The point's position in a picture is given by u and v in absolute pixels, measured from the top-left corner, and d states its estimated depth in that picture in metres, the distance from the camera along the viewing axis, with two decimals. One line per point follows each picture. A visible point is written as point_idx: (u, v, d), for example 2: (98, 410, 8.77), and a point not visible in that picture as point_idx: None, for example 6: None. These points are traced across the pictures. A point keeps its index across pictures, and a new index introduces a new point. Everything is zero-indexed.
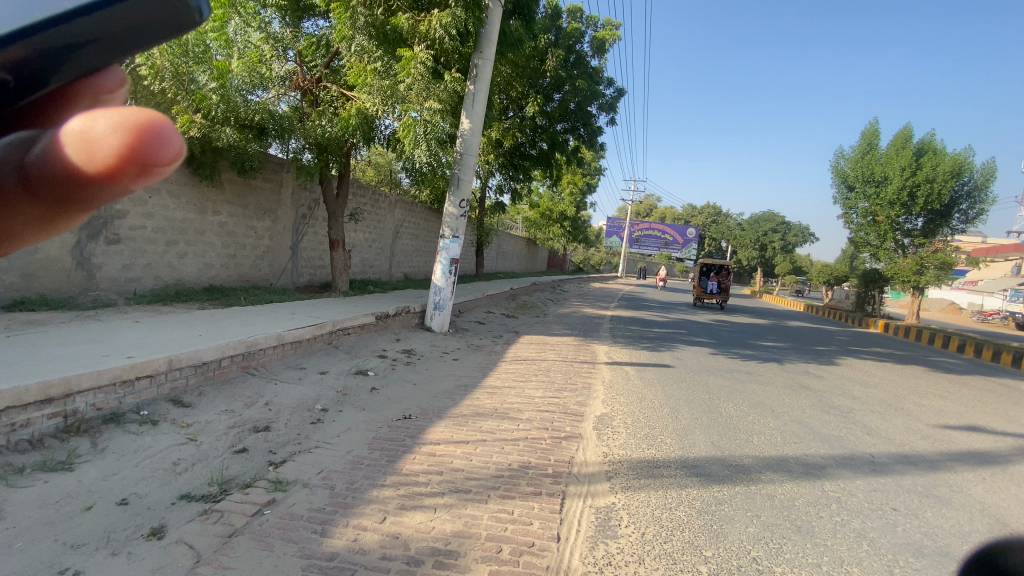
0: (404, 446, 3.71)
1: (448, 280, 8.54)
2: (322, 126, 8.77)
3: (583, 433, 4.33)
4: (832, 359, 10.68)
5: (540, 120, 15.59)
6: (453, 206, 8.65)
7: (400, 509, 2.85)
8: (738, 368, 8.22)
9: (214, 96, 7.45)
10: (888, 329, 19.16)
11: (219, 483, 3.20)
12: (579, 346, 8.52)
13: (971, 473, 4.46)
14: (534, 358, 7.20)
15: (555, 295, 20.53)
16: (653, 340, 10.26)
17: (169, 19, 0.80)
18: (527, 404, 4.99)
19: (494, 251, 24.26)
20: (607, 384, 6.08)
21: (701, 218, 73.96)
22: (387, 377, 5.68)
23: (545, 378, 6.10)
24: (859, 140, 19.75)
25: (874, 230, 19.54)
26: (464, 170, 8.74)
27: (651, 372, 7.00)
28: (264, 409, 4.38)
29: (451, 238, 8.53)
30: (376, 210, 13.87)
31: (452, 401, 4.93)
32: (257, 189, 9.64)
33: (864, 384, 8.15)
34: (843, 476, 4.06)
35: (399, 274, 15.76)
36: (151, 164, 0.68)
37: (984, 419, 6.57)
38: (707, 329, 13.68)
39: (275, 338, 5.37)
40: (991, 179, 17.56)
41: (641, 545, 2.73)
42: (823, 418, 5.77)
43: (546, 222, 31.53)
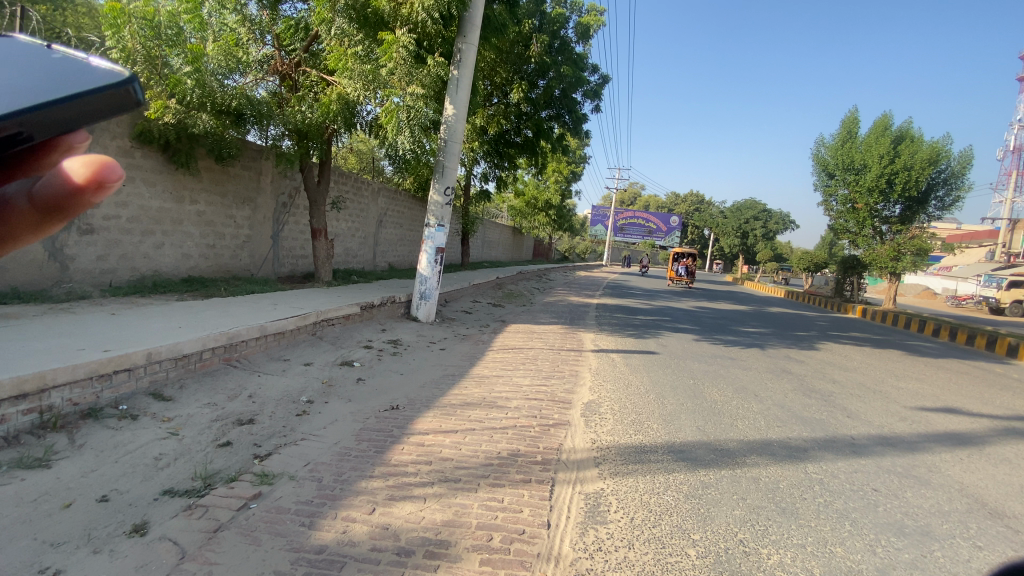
0: (392, 436, 3.68)
1: (434, 269, 8.47)
2: (302, 112, 8.60)
3: (571, 420, 4.35)
4: (812, 344, 10.91)
5: (524, 107, 15.47)
6: (438, 194, 8.53)
7: (388, 500, 2.83)
8: (722, 354, 8.34)
9: (189, 81, 7.26)
10: (867, 315, 19.61)
11: (203, 478, 3.14)
12: (566, 334, 8.55)
13: (948, 453, 4.59)
14: (521, 346, 7.21)
15: (540, 284, 20.55)
16: (639, 327, 10.35)
17: (119, 101, 0.90)
18: (515, 392, 5.00)
19: (480, 240, 24.14)
20: (594, 372, 6.11)
21: (684, 206, 74.59)
22: (373, 368, 5.62)
23: (533, 367, 6.11)
24: (839, 128, 20.01)
25: (853, 217, 19.91)
26: (448, 157, 8.56)
27: (638, 359, 7.05)
28: (247, 401, 4.31)
29: (436, 227, 8.43)
30: (359, 198, 13.67)
31: (440, 390, 4.91)
32: (236, 177, 9.40)
33: (843, 368, 8.35)
34: (825, 458, 4.15)
35: (383, 264, 15.59)
36: (104, 185, 0.84)
37: (959, 401, 6.79)
38: (692, 316, 13.84)
39: (257, 330, 5.27)
40: (966, 167, 17.97)
41: (630, 529, 2.75)
42: (805, 402, 5.88)
43: (531, 211, 31.50)
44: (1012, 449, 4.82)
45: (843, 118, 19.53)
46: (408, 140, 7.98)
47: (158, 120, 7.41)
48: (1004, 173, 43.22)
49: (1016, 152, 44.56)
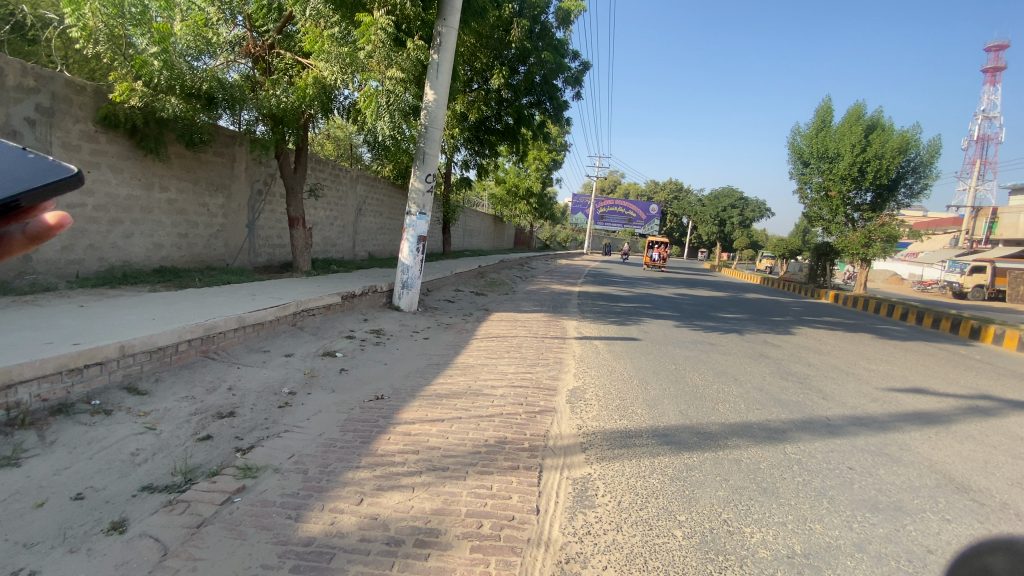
0: (378, 426, 3.64)
1: (416, 258, 8.37)
2: (277, 96, 8.34)
3: (557, 407, 4.36)
4: (788, 329, 11.21)
5: (505, 93, 15.34)
6: (419, 181, 8.38)
7: (377, 490, 2.81)
8: (702, 340, 8.50)
9: (156, 62, 6.96)
10: (839, 300, 20.18)
11: (183, 472, 3.07)
12: (549, 322, 8.58)
13: (917, 432, 4.78)
14: (505, 335, 7.21)
15: (522, 272, 20.54)
16: (620, 315, 10.45)
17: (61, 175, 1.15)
18: (501, 380, 5.02)
19: (461, 229, 23.96)
20: (578, 359, 6.15)
21: (663, 194, 75.41)
22: (357, 358, 5.56)
23: (518, 354, 6.12)
24: (813, 117, 20.36)
25: (826, 205, 20.37)
26: (430, 144, 8.40)
27: (620, 346, 7.12)
28: (227, 394, 4.22)
29: (417, 215, 8.31)
30: (337, 186, 13.41)
31: (425, 379, 4.89)
32: (208, 163, 9.10)
33: (818, 352, 8.60)
34: (803, 439, 4.26)
35: (363, 253, 15.35)
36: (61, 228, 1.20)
37: (927, 381, 7.07)
38: (671, 303, 14.03)
39: (235, 321, 5.14)
40: (934, 156, 18.53)
41: (618, 512, 2.79)
42: (783, 385, 6.03)
43: (512, 199, 31.39)
44: (977, 427, 5.05)
45: (818, 107, 19.88)
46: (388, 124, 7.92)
47: (123, 103, 7.10)
48: (969, 162, 44.72)
49: (981, 142, 46.10)
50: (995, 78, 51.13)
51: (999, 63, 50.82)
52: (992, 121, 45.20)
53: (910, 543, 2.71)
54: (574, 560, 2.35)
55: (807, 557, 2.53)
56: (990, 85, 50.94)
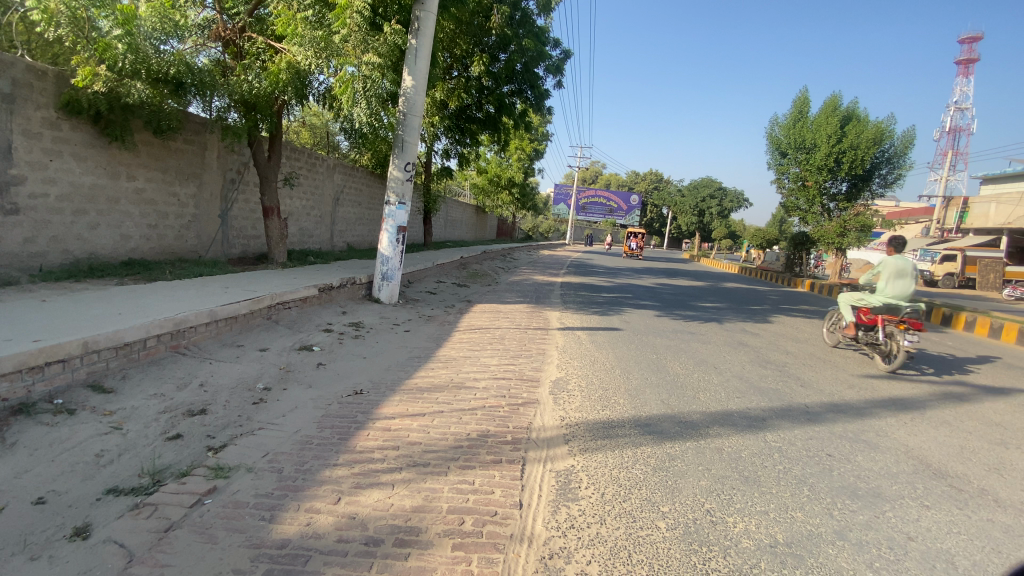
0: (356, 422, 3.55)
1: (395, 249, 8.21)
2: (249, 81, 8.10)
3: (540, 398, 4.31)
4: (766, 317, 11.39)
5: (486, 81, 15.18)
6: (398, 170, 8.20)
7: (355, 488, 2.72)
8: (682, 329, 8.56)
9: (120, 45, 6.62)
10: (814, 288, 20.62)
11: (152, 474, 2.94)
12: (532, 312, 8.55)
13: (892, 419, 4.90)
14: (487, 326, 7.14)
15: (504, 263, 20.46)
16: (602, 305, 10.47)
17: None
18: (483, 372, 4.96)
19: (442, 219, 23.71)
20: (561, 350, 6.12)
21: (644, 185, 75.86)
22: (335, 352, 5.43)
23: (500, 346, 6.06)
24: (791, 107, 20.57)
25: (803, 195, 20.70)
26: (408, 132, 8.22)
27: (603, 336, 7.13)
28: (198, 391, 4.06)
29: (397, 204, 8.14)
30: (313, 175, 13.11)
31: (405, 373, 4.79)
32: (177, 151, 8.75)
33: (795, 339, 8.76)
34: (783, 426, 4.32)
35: (342, 244, 15.06)
36: None
37: (901, 368, 7.26)
38: (652, 292, 14.13)
39: (206, 315, 4.95)
40: (907, 147, 18.95)
41: (602, 505, 2.75)
42: (763, 373, 6.10)
43: (494, 189, 31.17)
44: (950, 414, 5.25)
45: (796, 97, 20.09)
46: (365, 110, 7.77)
47: (86, 88, 6.74)
48: (939, 153, 46.00)
49: (951, 133, 47.39)
50: (966, 71, 52.42)
51: (968, 56, 52.26)
52: (961, 113, 46.46)
53: (891, 531, 2.79)
54: (557, 555, 2.32)
55: (790, 546, 2.55)
56: (959, 78, 52.35)
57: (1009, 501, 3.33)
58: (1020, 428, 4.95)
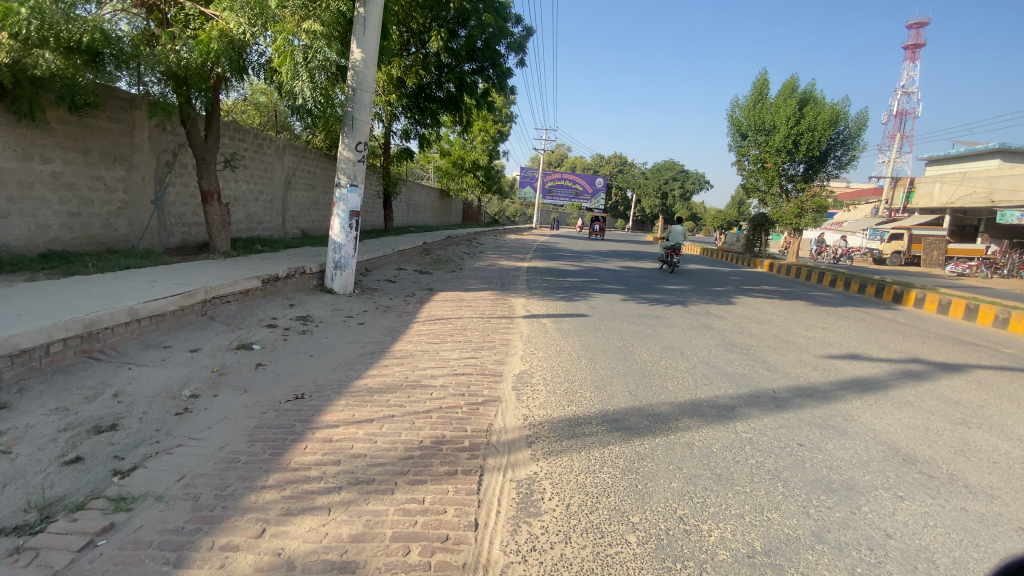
0: (292, 434, 3.14)
1: (348, 235, 7.69)
2: (177, 52, 7.29)
3: (501, 395, 3.98)
4: (729, 298, 11.45)
5: (445, 58, 14.48)
6: (349, 150, 7.64)
7: (283, 516, 2.35)
8: (648, 313, 8.43)
9: (23, 10, 5.81)
10: (774, 269, 21.11)
11: (39, 508, 2.47)
12: (496, 300, 8.23)
13: (858, 401, 4.88)
14: (447, 316, 6.76)
15: (469, 248, 20.02)
16: (568, 290, 10.25)
17: None
18: (442, 368, 4.60)
19: (404, 203, 22.95)
20: (525, 340, 5.82)
21: (609, 168, 76.32)
22: (277, 351, 4.95)
23: (461, 338, 5.70)
24: (751, 89, 20.72)
25: (762, 176, 21.00)
26: (359, 109, 7.63)
27: (569, 323, 6.88)
28: (111, 402, 3.56)
29: (348, 187, 7.60)
30: (260, 157, 12.28)
31: (355, 373, 4.39)
32: (101, 130, 7.90)
33: (758, 321, 8.78)
34: (752, 415, 4.17)
35: (295, 231, 14.27)
36: None
37: (861, 347, 7.35)
38: (618, 276, 14.04)
39: (126, 314, 4.39)
40: (861, 129, 19.46)
41: (567, 519, 2.47)
42: (730, 358, 5.99)
43: (458, 172, 30.46)
44: (912, 394, 5.30)
45: (755, 79, 20.23)
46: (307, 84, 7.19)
47: None
48: (887, 136, 47.89)
49: (898, 117, 49.39)
50: (914, 56, 54.46)
51: (916, 42, 54.09)
52: (908, 97, 48.41)
53: (869, 529, 2.65)
54: None
55: (769, 555, 2.34)
56: (906, 62, 54.46)
57: (977, 486, 3.28)
58: (978, 406, 5.03)
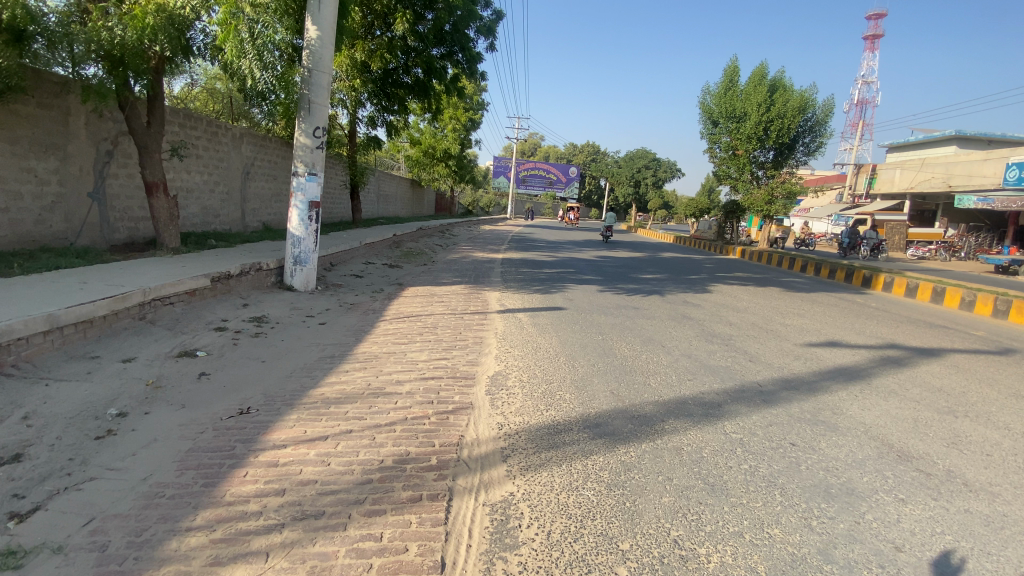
0: (230, 461, 2.73)
1: (308, 228, 7.19)
2: (110, 30, 6.54)
3: (473, 401, 3.61)
4: (705, 286, 11.31)
5: (411, 42, 13.87)
6: (306, 136, 7.10)
7: (210, 567, 1.97)
8: (625, 304, 8.15)
9: None
10: (745, 255, 21.27)
11: None
12: (468, 294, 7.85)
13: (843, 392, 4.71)
14: (416, 313, 6.35)
15: (441, 239, 19.48)
16: (544, 282, 9.93)
17: None
18: (408, 372, 4.21)
19: (373, 194, 22.22)
20: (500, 337, 5.46)
21: (582, 157, 76.45)
22: (225, 357, 4.47)
23: (431, 337, 5.30)
24: (722, 77, 20.69)
25: (734, 164, 21.08)
26: (315, 90, 7.05)
27: (545, 317, 6.57)
28: (18, 427, 3.06)
29: (306, 176, 7.09)
30: (214, 145, 11.51)
31: (311, 380, 3.96)
32: (29, 117, 7.13)
33: (735, 309, 8.63)
34: (739, 412, 3.92)
35: (254, 224, 13.50)
36: None
37: (839, 333, 7.26)
38: (594, 265, 13.81)
39: (44, 322, 3.86)
40: (828, 116, 19.71)
41: (548, 552, 2.15)
42: (712, 349, 5.77)
43: (429, 161, 29.71)
44: (895, 382, 5.20)
45: (726, 66, 20.20)
46: (252, 60, 6.60)
47: None
48: (850, 124, 49.14)
49: (860, 105, 50.69)
50: (873, 45, 55.88)
51: (875, 32, 55.48)
52: (868, 86, 49.77)
53: (876, 542, 2.43)
54: None
55: None
56: (867, 52, 55.91)
57: (977, 484, 3.11)
58: (960, 394, 4.97)
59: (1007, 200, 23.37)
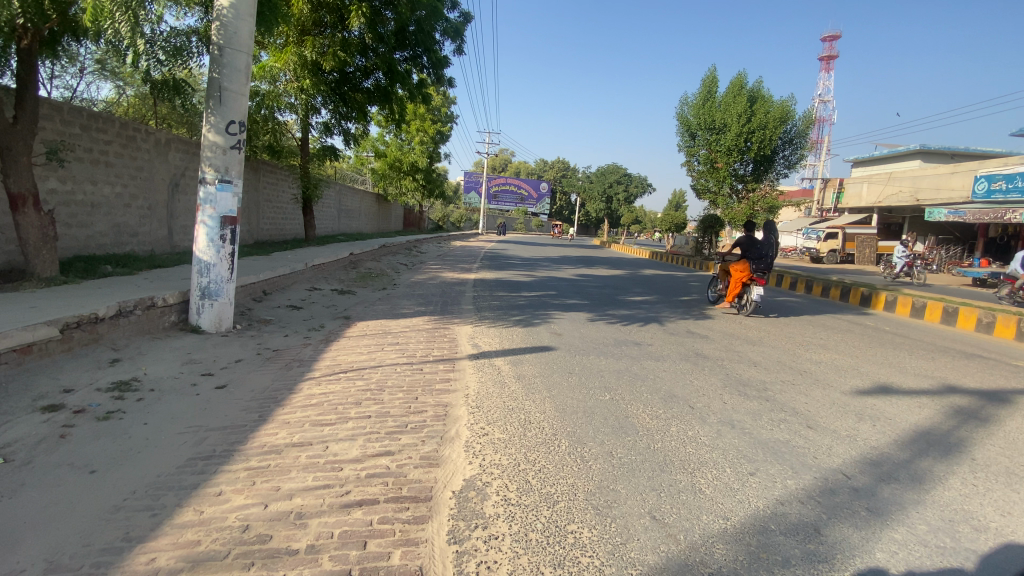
0: None
1: (220, 252, 5.54)
2: None
3: (427, 568, 2.04)
4: (702, 310, 10.06)
5: (370, 41, 12.44)
6: (216, 133, 5.47)
7: None
8: (623, 338, 6.72)
9: None
10: (728, 272, 20.33)
11: None
12: (432, 331, 6.26)
13: (956, 480, 3.36)
14: (360, 364, 4.72)
15: (407, 258, 17.83)
16: (524, 310, 8.42)
17: None
18: (327, 489, 2.61)
19: (332, 208, 20.44)
20: (473, 402, 3.88)
21: (553, 173, 76.47)
22: (31, 468, 2.81)
23: (374, 407, 3.70)
24: (700, 87, 19.83)
25: (713, 177, 20.20)
26: (228, 71, 5.46)
27: (531, 363, 5.05)
28: None
29: (218, 184, 5.47)
30: (130, 151, 9.64)
31: (153, 523, 2.34)
32: None
33: (749, 340, 7.31)
34: (852, 545, 2.47)
35: (184, 243, 11.56)
36: None
37: (882, 373, 6.01)
38: (576, 287, 12.39)
39: None
40: (808, 128, 19.14)
41: None
42: (754, 407, 4.38)
43: (396, 174, 27.98)
44: (1001, 452, 3.88)
45: (705, 75, 19.37)
46: (122, 16, 4.93)
47: None
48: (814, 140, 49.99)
49: (818, 123, 51.98)
50: (829, 66, 57.63)
51: (830, 53, 57.42)
52: (824, 104, 50.91)
53: None
54: None
55: None
56: (821, 72, 57.94)
57: None
58: None
59: (978, 213, 23.17)
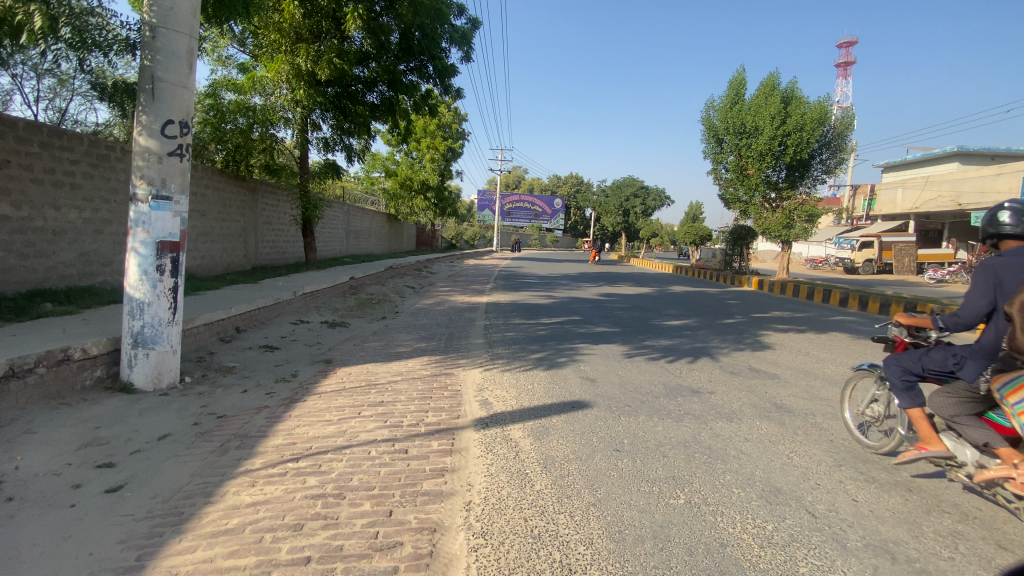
0: None
1: (154, 288, 4.31)
2: None
3: None
4: (752, 336, 8.56)
5: (368, 48, 11.39)
6: (149, 136, 4.30)
7: None
8: (672, 382, 5.30)
9: None
10: (763, 287, 18.66)
11: None
12: (430, 381, 4.90)
13: None
14: (323, 443, 3.38)
15: (417, 280, 16.64)
16: (543, 343, 7.05)
17: None
18: None
19: (338, 229, 19.46)
20: (478, 520, 2.50)
21: (567, 188, 75.93)
22: None
23: (323, 537, 2.34)
24: (727, 90, 18.48)
25: (743, 185, 18.70)
26: (165, 57, 4.31)
27: (559, 433, 3.65)
28: None
29: (152, 201, 4.29)
30: (104, 172, 8.62)
31: None
32: None
33: (830, 380, 5.79)
34: None
35: None
36: None
37: None
38: (601, 310, 10.97)
39: None
40: (846, 129, 17.59)
41: None
42: (900, 507, 2.89)
43: (407, 193, 27.18)
44: None
45: (732, 78, 18.04)
46: None
47: None
48: None
49: None
50: (847, 71, 56.03)
51: (848, 60, 55.81)
52: None
53: None
54: None
55: None
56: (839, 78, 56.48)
57: None
58: None
59: None
